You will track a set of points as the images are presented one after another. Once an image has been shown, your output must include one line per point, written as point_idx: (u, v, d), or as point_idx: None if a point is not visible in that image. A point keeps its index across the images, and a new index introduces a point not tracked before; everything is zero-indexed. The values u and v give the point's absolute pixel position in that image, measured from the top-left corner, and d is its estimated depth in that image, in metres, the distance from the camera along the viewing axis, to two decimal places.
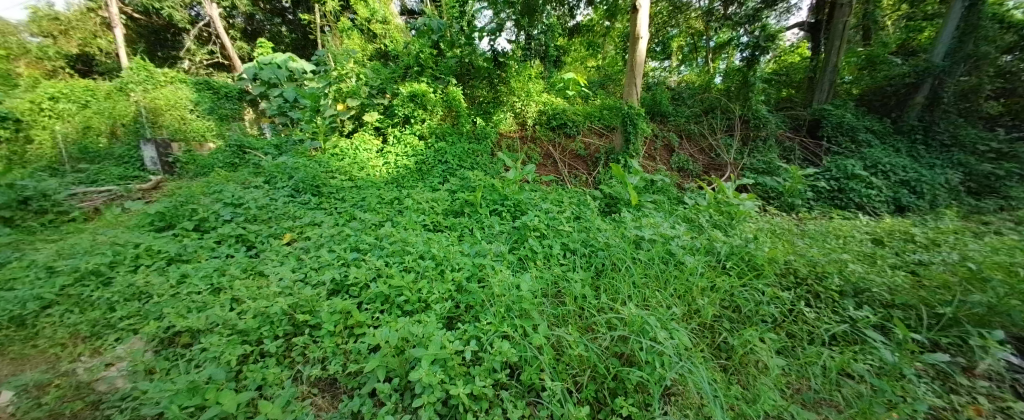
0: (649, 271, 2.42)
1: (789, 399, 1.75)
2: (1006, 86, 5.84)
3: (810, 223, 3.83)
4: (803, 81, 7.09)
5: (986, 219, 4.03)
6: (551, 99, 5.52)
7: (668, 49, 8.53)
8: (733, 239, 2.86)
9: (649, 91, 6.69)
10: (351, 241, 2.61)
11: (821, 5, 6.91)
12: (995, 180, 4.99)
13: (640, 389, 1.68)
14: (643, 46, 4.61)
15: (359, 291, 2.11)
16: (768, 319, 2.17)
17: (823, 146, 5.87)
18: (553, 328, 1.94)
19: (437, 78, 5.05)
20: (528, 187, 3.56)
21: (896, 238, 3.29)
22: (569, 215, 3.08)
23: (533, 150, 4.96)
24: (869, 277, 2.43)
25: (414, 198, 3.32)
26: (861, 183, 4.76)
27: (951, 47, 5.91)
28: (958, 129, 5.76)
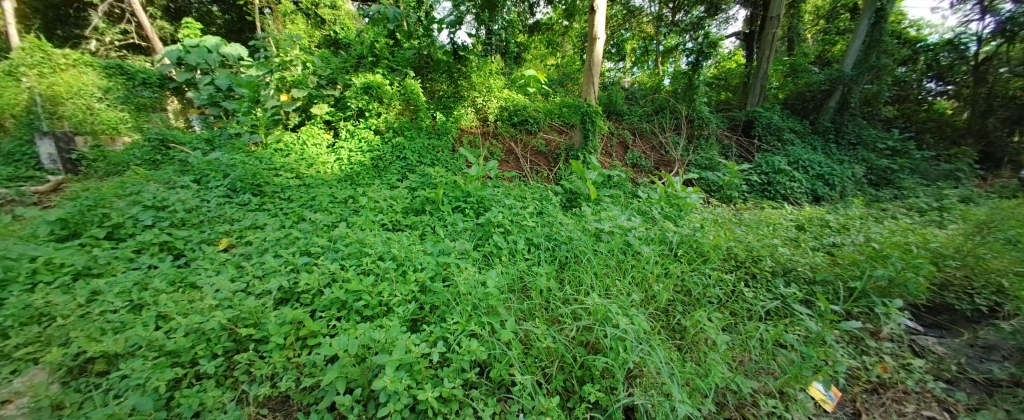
0: (610, 261, 2.50)
1: (735, 370, 1.90)
2: (901, 93, 7.55)
3: (745, 213, 4.22)
4: (738, 85, 7.78)
5: (883, 207, 4.71)
6: (512, 95, 5.53)
7: (622, 51, 8.69)
8: (683, 229, 3.06)
9: (606, 90, 6.98)
10: (300, 243, 2.39)
11: (755, 17, 7.63)
12: (891, 173, 5.88)
13: (606, 373, 1.74)
14: (601, 47, 4.74)
15: (312, 299, 1.94)
16: (714, 300, 2.34)
17: (755, 144, 6.46)
18: (520, 323, 1.92)
19: (393, 70, 4.84)
20: (491, 183, 3.50)
21: (815, 223, 3.73)
22: (532, 210, 3.09)
23: (495, 146, 4.93)
24: (796, 258, 2.71)
25: (371, 196, 3.13)
26: (785, 177, 5.35)
27: (857, 59, 6.83)
28: (861, 130, 6.68)
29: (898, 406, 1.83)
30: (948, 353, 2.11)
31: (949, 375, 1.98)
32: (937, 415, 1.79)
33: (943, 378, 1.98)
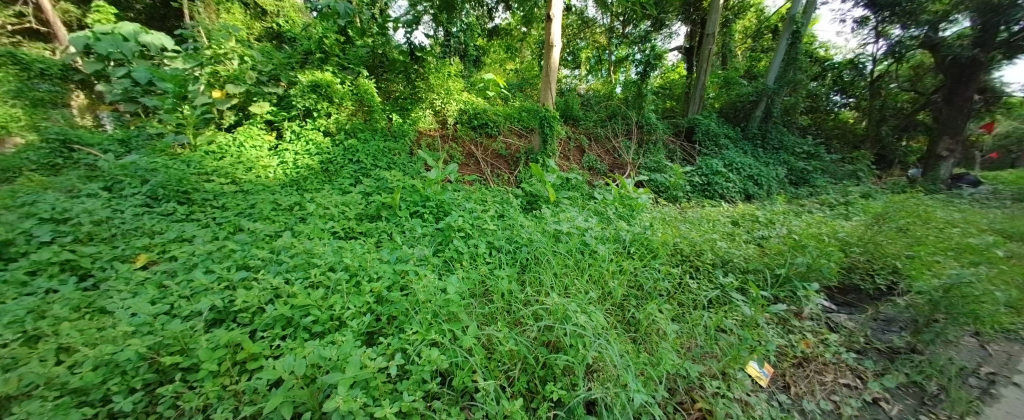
0: (569, 261, 2.56)
1: (683, 357, 2.02)
2: (813, 104, 9.02)
3: (689, 211, 4.56)
4: (681, 95, 8.39)
5: (801, 203, 5.34)
6: (471, 98, 5.50)
7: (578, 59, 8.86)
8: (635, 228, 3.23)
9: (563, 96, 7.20)
10: (235, 257, 2.16)
11: (694, 33, 8.32)
12: (806, 173, 6.77)
13: (569, 369, 1.76)
14: (557, 54, 4.86)
15: (251, 318, 1.75)
16: (663, 293, 2.48)
17: (696, 148, 7.01)
18: (483, 328, 1.87)
19: (344, 68, 4.60)
20: (450, 187, 3.42)
21: (747, 219, 4.12)
22: (493, 214, 3.07)
23: (454, 149, 4.86)
24: (733, 251, 2.97)
25: (320, 201, 2.93)
26: (722, 179, 5.87)
27: (778, 74, 7.69)
28: (782, 137, 7.54)
29: (820, 378, 2.08)
30: (856, 328, 2.44)
31: (859, 347, 2.31)
32: (850, 381, 2.08)
33: (854, 349, 2.30)
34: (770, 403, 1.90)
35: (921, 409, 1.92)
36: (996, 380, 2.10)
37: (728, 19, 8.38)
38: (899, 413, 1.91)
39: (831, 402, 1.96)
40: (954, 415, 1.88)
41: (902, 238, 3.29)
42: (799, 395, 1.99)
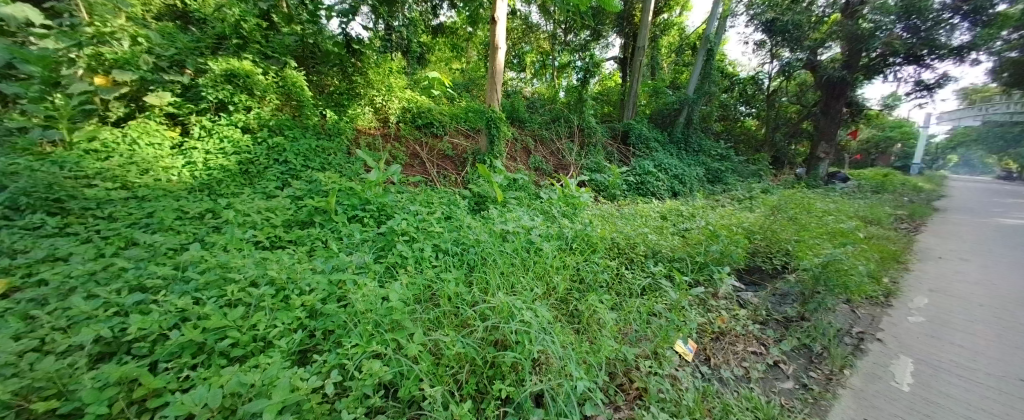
0: (515, 260, 2.57)
1: (621, 342, 2.12)
2: (727, 114, 10.20)
3: (625, 208, 4.90)
4: (617, 102, 8.90)
5: (715, 198, 6.04)
6: (414, 96, 5.33)
7: (523, 62, 9.15)
8: (577, 225, 3.38)
9: (509, 98, 7.29)
10: (127, 278, 1.79)
11: (627, 46, 8.98)
12: (718, 172, 7.91)
13: (514, 366, 1.72)
14: (502, 57, 4.89)
15: (152, 348, 1.47)
16: (603, 284, 2.61)
17: (631, 150, 7.52)
18: (429, 333, 1.78)
19: (268, 57, 4.22)
20: (394, 189, 3.26)
21: (674, 214, 4.54)
22: (439, 216, 2.99)
23: (397, 149, 4.67)
24: (661, 242, 3.24)
25: (239, 208, 2.61)
26: (654, 178, 6.40)
27: (698, 85, 8.57)
28: (701, 142, 8.47)
29: (733, 349, 2.31)
30: (759, 303, 2.80)
31: (762, 319, 2.64)
32: (757, 349, 2.33)
33: (758, 320, 2.63)
34: (694, 374, 2.05)
35: (810, 367, 2.21)
36: (864, 338, 2.48)
37: (656, 35, 9.19)
38: (794, 371, 2.17)
39: (742, 368, 2.17)
40: (835, 369, 2.17)
41: (793, 227, 3.88)
42: (717, 365, 2.17)
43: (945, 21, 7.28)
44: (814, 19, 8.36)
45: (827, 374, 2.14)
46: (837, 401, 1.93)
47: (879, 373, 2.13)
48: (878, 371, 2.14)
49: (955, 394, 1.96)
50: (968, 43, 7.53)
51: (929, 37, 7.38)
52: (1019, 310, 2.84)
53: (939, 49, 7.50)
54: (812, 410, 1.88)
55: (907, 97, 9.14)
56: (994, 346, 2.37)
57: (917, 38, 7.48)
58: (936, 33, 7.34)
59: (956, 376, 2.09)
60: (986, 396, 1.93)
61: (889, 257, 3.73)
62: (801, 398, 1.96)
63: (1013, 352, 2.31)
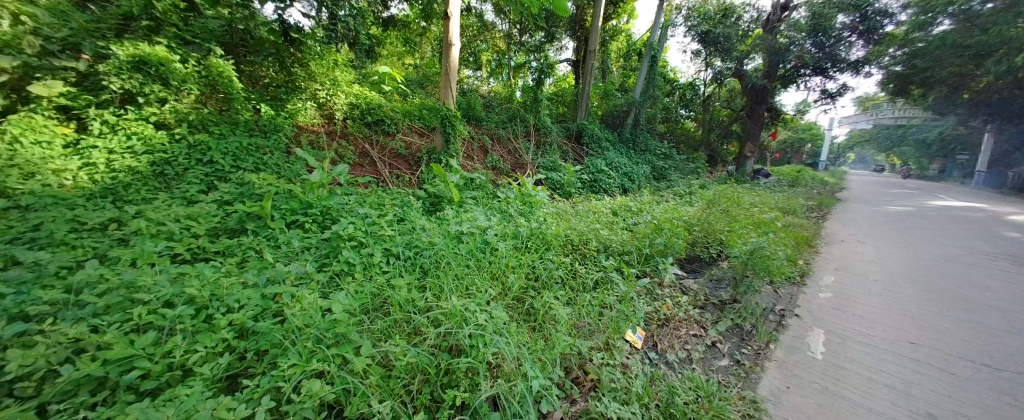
0: (469, 261, 2.52)
1: (576, 336, 2.16)
2: (670, 117, 10.94)
3: (579, 205, 5.06)
4: (571, 102, 9.16)
5: (660, 195, 6.44)
6: (363, 91, 5.11)
7: (479, 60, 8.96)
8: (533, 224, 3.42)
9: (464, 96, 7.21)
10: (1, 306, 1.47)
11: (580, 49, 9.24)
12: (662, 170, 8.49)
13: (469, 371, 1.69)
14: (457, 54, 4.80)
15: (39, 388, 1.24)
16: (558, 280, 2.66)
17: (585, 149, 7.78)
18: (378, 344, 1.69)
19: (188, 43, 3.78)
20: (340, 190, 3.06)
21: (624, 209, 4.78)
22: (391, 218, 2.86)
23: (344, 148, 4.44)
24: (612, 238, 3.38)
25: (150, 216, 2.29)
26: (606, 177, 6.69)
27: (643, 89, 9.07)
28: (648, 142, 9.01)
29: (677, 333, 2.46)
30: (699, 289, 3.03)
31: (701, 303, 2.85)
32: (697, 332, 2.50)
33: (698, 305, 2.83)
34: (642, 360, 2.14)
35: (742, 344, 2.42)
36: (785, 314, 2.80)
37: (605, 40, 9.54)
38: (729, 349, 2.36)
39: (685, 350, 2.31)
40: (762, 344, 2.40)
41: (726, 219, 4.27)
42: (663, 350, 2.29)
43: (845, 39, 8.52)
44: (741, 33, 9.24)
45: (755, 350, 2.36)
46: (764, 373, 2.12)
47: (797, 344, 2.40)
48: (797, 343, 2.41)
49: (858, 358, 2.24)
50: (862, 58, 8.81)
51: (832, 52, 8.63)
52: (905, 283, 3.35)
53: (839, 62, 8.74)
54: (745, 383, 2.03)
55: (816, 104, 10.44)
56: (887, 314, 2.76)
57: (823, 52, 8.70)
58: (838, 49, 8.58)
59: (858, 343, 2.40)
60: (882, 359, 2.22)
61: (803, 244, 4.25)
62: (735, 373, 2.11)
63: (901, 318, 2.70)
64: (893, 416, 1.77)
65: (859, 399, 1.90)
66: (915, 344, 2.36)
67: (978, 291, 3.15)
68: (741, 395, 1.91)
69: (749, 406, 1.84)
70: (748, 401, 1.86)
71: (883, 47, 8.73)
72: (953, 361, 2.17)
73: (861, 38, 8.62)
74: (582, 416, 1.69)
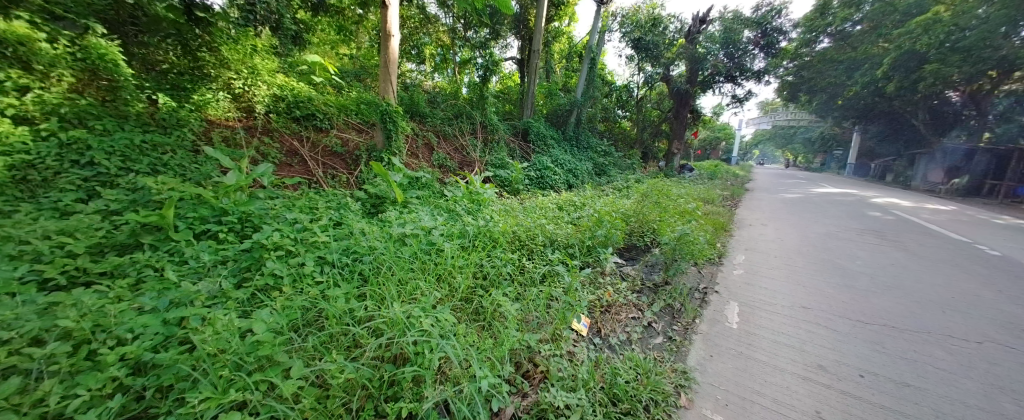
0: (413, 265, 2.42)
1: (524, 329, 2.18)
2: (610, 117, 11.58)
3: (527, 201, 5.15)
4: (516, 100, 9.27)
5: (601, 190, 6.77)
6: (289, 82, 4.75)
7: (422, 54, 8.79)
8: (480, 222, 3.39)
9: (407, 91, 6.95)
10: None
11: (524, 48, 9.36)
12: (603, 166, 8.97)
13: (416, 379, 1.63)
14: (397, 45, 4.57)
15: None
16: (506, 277, 2.66)
17: (531, 146, 7.91)
18: (311, 363, 1.55)
19: (58, 19, 3.11)
20: (262, 194, 2.75)
21: (569, 204, 4.97)
22: (326, 222, 2.64)
23: (267, 146, 4.04)
24: (557, 232, 3.49)
25: (5, 233, 1.85)
26: (552, 173, 6.88)
27: (584, 90, 9.46)
28: (590, 140, 9.47)
29: (618, 318, 2.61)
30: (635, 274, 3.27)
31: (639, 288, 3.06)
32: (635, 314, 2.67)
33: (636, 290, 3.03)
34: (588, 346, 2.22)
35: (673, 322, 2.65)
36: (707, 291, 3.14)
37: (548, 41, 9.75)
38: (663, 327, 2.57)
39: (625, 332, 2.46)
40: (690, 320, 2.66)
41: (657, 209, 4.65)
42: (606, 335, 2.41)
43: (750, 51, 9.78)
44: (668, 41, 10.06)
45: (684, 325, 2.59)
46: (692, 345, 2.33)
47: (717, 317, 2.70)
48: (717, 316, 2.72)
49: (765, 324, 2.59)
50: (763, 68, 10.10)
51: (740, 62, 9.85)
52: (799, 257, 3.94)
53: (746, 72, 9.96)
54: (676, 357, 2.22)
55: (729, 107, 11.80)
56: (787, 285, 3.22)
57: (733, 62, 9.90)
58: (743, 60, 9.82)
59: (765, 311, 2.76)
60: (783, 323, 2.59)
61: (720, 229, 4.80)
62: (668, 349, 2.30)
63: (797, 287, 3.17)
64: (792, 370, 2.06)
65: (766, 359, 2.18)
66: (808, 308, 2.78)
67: (851, 260, 3.82)
68: (674, 368, 2.07)
69: (681, 377, 2.00)
70: (680, 373, 2.03)
71: (779, 60, 10.13)
72: (835, 320, 2.59)
73: (762, 51, 9.86)
74: (533, 410, 1.69)
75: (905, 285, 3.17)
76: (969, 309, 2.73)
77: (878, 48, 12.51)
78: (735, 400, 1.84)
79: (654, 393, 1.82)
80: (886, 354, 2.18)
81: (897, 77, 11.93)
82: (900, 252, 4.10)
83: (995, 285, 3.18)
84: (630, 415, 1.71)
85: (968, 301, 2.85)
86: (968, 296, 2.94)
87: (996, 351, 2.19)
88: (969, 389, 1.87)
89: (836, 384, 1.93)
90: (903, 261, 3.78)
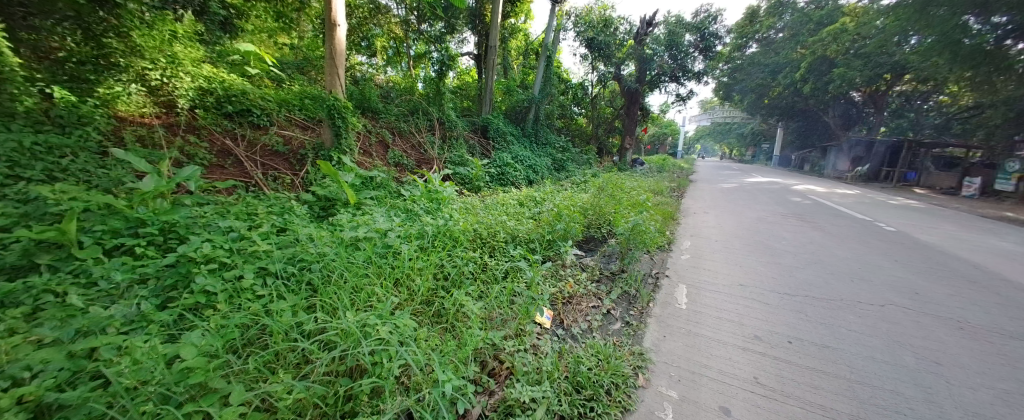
0: (368, 270, 2.30)
1: (488, 328, 2.15)
2: (568, 114, 11.84)
3: (488, 198, 5.12)
4: (474, 96, 9.17)
5: (561, 185, 6.91)
6: (224, 76, 4.45)
7: (373, 46, 8.40)
8: (439, 221, 3.31)
9: (357, 85, 6.60)
10: None
11: (480, 43, 9.25)
12: (562, 162, 9.17)
13: (374, 391, 1.55)
14: (344, 35, 4.31)
15: None
16: (468, 275, 2.61)
17: (490, 142, 7.86)
18: (254, 385, 1.42)
19: None
20: (189, 200, 2.46)
21: (529, 200, 5.03)
22: (267, 229, 2.43)
23: (194, 146, 3.65)
24: (518, 228, 3.51)
25: None
26: (512, 170, 6.90)
27: (541, 87, 9.56)
28: (548, 136, 9.63)
29: (579, 308, 2.68)
30: (594, 264, 3.38)
31: (597, 277, 3.17)
32: (595, 303, 2.75)
33: (595, 280, 3.13)
34: (551, 338, 2.26)
35: (630, 307, 2.77)
36: (659, 276, 3.33)
37: (505, 37, 9.71)
38: (620, 313, 2.67)
39: (587, 321, 2.52)
40: (644, 304, 2.80)
41: (612, 202, 4.85)
42: (568, 325, 2.46)
43: (691, 54, 10.43)
44: (618, 42, 10.47)
45: (640, 310, 2.73)
46: (647, 328, 2.46)
47: (668, 300, 2.87)
48: (668, 298, 2.89)
49: (710, 302, 2.80)
50: (703, 69, 10.85)
51: (682, 64, 10.47)
52: (736, 241, 4.33)
53: (687, 73, 10.69)
54: (633, 340, 2.32)
55: (675, 105, 12.57)
56: (727, 266, 3.52)
57: (676, 63, 10.50)
58: (686, 61, 10.46)
59: (709, 291, 2.99)
60: (725, 300, 2.82)
61: (669, 218, 5.13)
62: (625, 333, 2.40)
63: (735, 267, 3.47)
64: (734, 343, 2.25)
65: (712, 334, 2.36)
66: (745, 285, 3.06)
67: (779, 241, 4.25)
68: (631, 351, 2.16)
69: (638, 359, 2.09)
70: (637, 355, 2.12)
71: (716, 62, 10.94)
72: (767, 294, 2.87)
73: (701, 54, 10.58)
74: (500, 408, 1.66)
75: (822, 260, 3.60)
76: (873, 278, 3.15)
77: (798, 53, 14.03)
78: (686, 374, 1.97)
79: (614, 377, 1.89)
80: (809, 322, 2.45)
81: (813, 79, 13.43)
82: (818, 232, 4.64)
83: (892, 256, 3.70)
84: (593, 401, 1.76)
85: (873, 271, 3.30)
86: (873, 267, 3.40)
87: (896, 312, 2.54)
88: (876, 347, 2.15)
89: (771, 351, 2.14)
90: (820, 240, 4.28)
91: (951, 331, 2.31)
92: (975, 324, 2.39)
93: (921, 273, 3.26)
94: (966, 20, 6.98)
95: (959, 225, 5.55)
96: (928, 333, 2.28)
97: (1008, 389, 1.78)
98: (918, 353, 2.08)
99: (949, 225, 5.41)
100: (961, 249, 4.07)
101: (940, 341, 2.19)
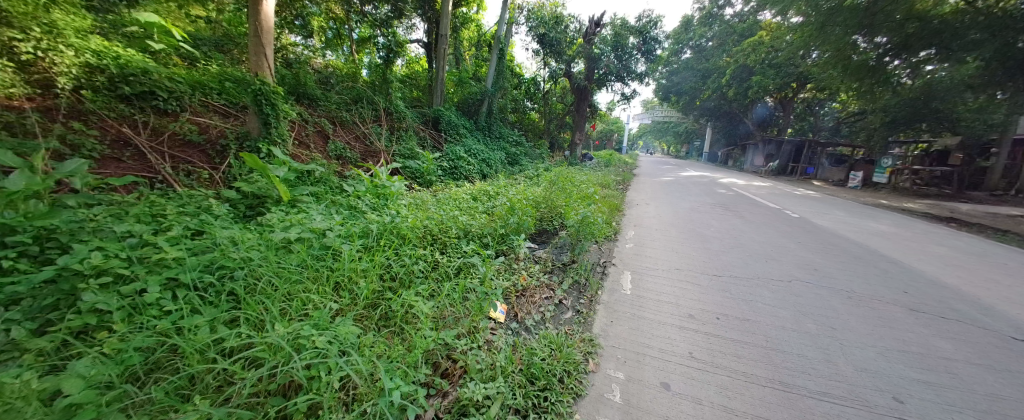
0: (302, 275, 2.11)
1: (439, 327, 2.08)
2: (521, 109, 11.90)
3: (440, 193, 4.97)
4: (425, 86, 8.83)
5: (514, 178, 6.95)
6: (121, 51, 3.86)
7: (310, 26, 7.68)
8: (386, 218, 3.13)
9: (291, 69, 6.02)
10: None
11: (430, 31, 8.87)
12: (515, 156, 9.19)
13: (311, 408, 1.42)
14: (271, 13, 3.88)
15: None
16: (418, 273, 2.52)
17: (442, 135, 7.63)
18: (163, 415, 1.24)
19: None
20: (73, 201, 2.07)
21: (483, 194, 4.98)
22: (179, 231, 2.12)
23: (82, 135, 3.08)
24: (471, 223, 3.45)
25: None
26: (465, 163, 6.77)
27: (494, 80, 9.45)
28: (501, 129, 9.59)
29: (532, 300, 2.71)
30: (547, 256, 3.46)
31: (550, 268, 3.23)
32: (548, 294, 2.80)
33: (547, 271, 3.19)
34: (505, 332, 2.26)
35: (581, 296, 2.87)
36: (606, 265, 3.50)
37: (457, 26, 9.37)
38: (571, 303, 2.75)
39: (539, 312, 2.55)
40: (593, 292, 2.92)
41: (563, 195, 4.97)
42: (522, 318, 2.47)
43: (635, 56, 10.97)
44: (568, 40, 10.68)
45: (589, 298, 2.84)
46: (596, 314, 2.56)
47: (614, 286, 3.02)
48: (615, 285, 3.04)
49: (652, 287, 2.99)
50: (645, 71, 11.50)
51: (627, 65, 10.95)
52: (674, 229, 4.68)
53: (631, 73, 11.24)
54: (583, 327, 2.40)
55: (620, 104, 13.21)
56: (666, 252, 3.79)
57: (621, 64, 10.94)
58: (629, 63, 10.97)
59: (651, 277, 3.20)
60: (665, 284, 3.03)
61: (615, 210, 5.40)
62: (576, 321, 2.48)
63: (672, 254, 3.75)
64: (673, 323, 2.43)
65: (654, 316, 2.53)
66: (682, 270, 3.31)
67: (709, 229, 4.67)
68: (582, 338, 2.24)
69: (588, 345, 2.18)
70: (587, 342, 2.21)
71: (656, 64, 11.65)
72: (700, 277, 3.14)
73: (643, 56, 11.17)
74: (454, 409, 1.62)
75: (744, 244, 4.03)
76: (784, 258, 3.60)
77: (724, 61, 15.48)
78: (631, 355, 2.09)
79: (566, 365, 1.94)
80: (734, 299, 2.73)
81: (737, 84, 14.90)
82: (741, 220, 5.18)
83: (800, 241, 4.23)
84: (547, 390, 1.78)
85: (784, 252, 3.76)
86: (784, 249, 3.87)
87: (801, 287, 2.93)
88: (786, 317, 2.46)
89: (704, 328, 2.34)
90: (742, 227, 4.78)
91: (843, 300, 2.71)
92: (859, 294, 2.83)
93: (822, 254, 3.77)
94: (856, 39, 7.96)
95: (849, 212, 6.53)
96: (825, 303, 2.66)
97: (886, 346, 2.13)
98: (818, 320, 2.42)
99: (841, 212, 6.34)
100: (851, 232, 4.78)
101: (834, 309, 2.56)
